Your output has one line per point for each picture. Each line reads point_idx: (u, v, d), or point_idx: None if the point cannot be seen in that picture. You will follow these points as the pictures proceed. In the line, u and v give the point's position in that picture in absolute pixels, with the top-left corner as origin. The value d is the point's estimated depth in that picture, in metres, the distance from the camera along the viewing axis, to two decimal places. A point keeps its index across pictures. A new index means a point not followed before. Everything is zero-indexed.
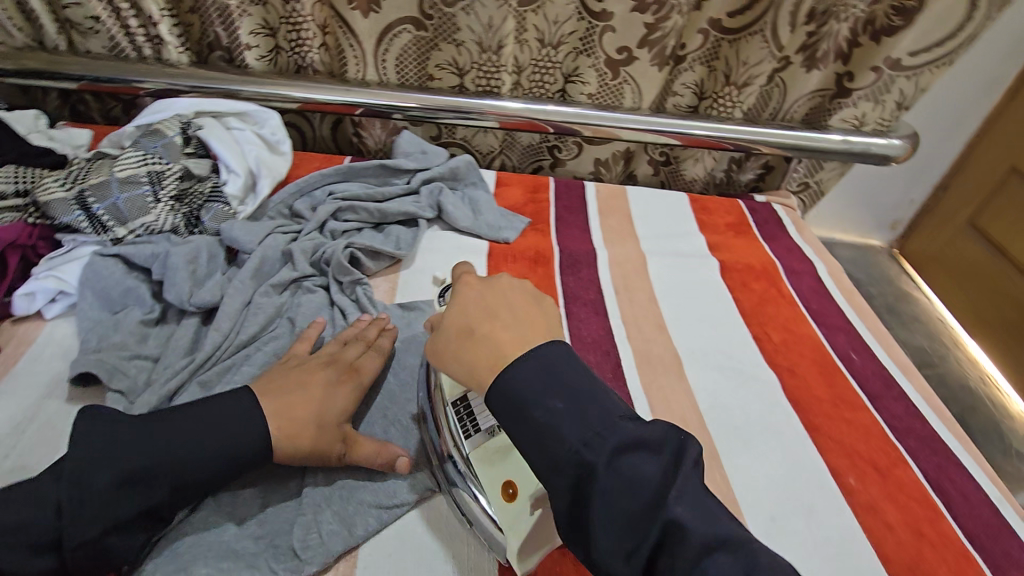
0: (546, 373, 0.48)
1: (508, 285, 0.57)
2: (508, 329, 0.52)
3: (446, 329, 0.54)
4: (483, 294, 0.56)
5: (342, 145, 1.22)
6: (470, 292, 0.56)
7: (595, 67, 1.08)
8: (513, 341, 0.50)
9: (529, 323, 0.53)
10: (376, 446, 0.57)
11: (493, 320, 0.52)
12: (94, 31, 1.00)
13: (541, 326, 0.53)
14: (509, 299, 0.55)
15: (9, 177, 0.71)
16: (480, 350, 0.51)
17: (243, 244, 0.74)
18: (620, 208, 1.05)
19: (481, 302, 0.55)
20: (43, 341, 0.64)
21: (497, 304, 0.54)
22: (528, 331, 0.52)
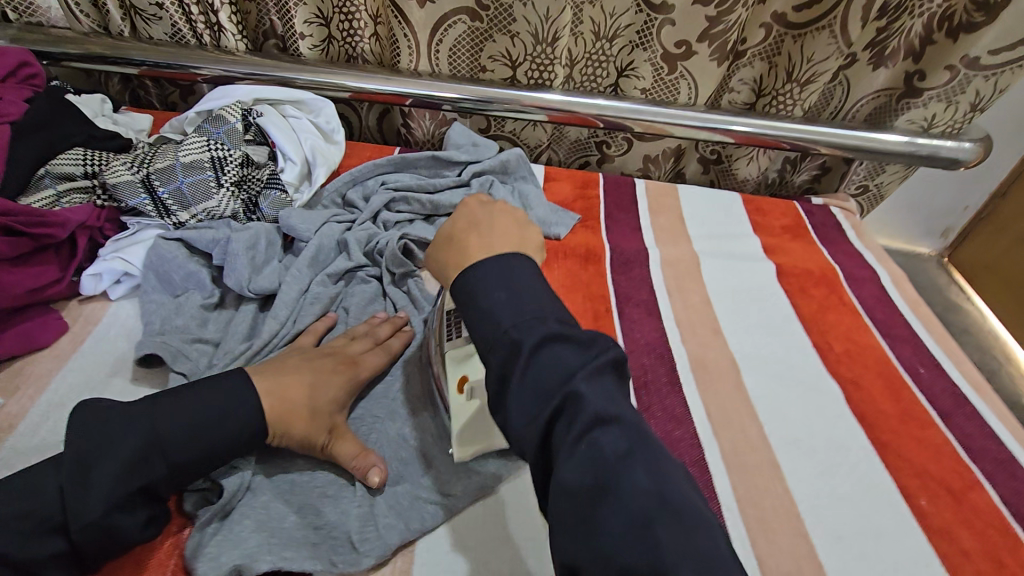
0: (503, 275, 0.46)
1: (503, 207, 0.56)
2: (485, 239, 0.51)
3: (435, 239, 0.55)
4: (478, 211, 0.55)
5: (388, 135, 1.22)
6: (465, 212, 0.55)
7: (651, 61, 1.05)
8: (486, 248, 0.50)
9: (510, 240, 0.52)
10: (357, 449, 0.55)
11: (475, 230, 0.52)
12: (158, 17, 1.02)
13: (520, 243, 0.52)
14: (498, 216, 0.54)
15: (78, 161, 0.72)
16: (454, 251, 0.51)
17: (299, 232, 0.74)
18: (671, 207, 1.03)
19: (473, 219, 0.54)
20: (109, 321, 0.66)
21: (485, 219, 0.54)
22: (503, 243, 0.51)
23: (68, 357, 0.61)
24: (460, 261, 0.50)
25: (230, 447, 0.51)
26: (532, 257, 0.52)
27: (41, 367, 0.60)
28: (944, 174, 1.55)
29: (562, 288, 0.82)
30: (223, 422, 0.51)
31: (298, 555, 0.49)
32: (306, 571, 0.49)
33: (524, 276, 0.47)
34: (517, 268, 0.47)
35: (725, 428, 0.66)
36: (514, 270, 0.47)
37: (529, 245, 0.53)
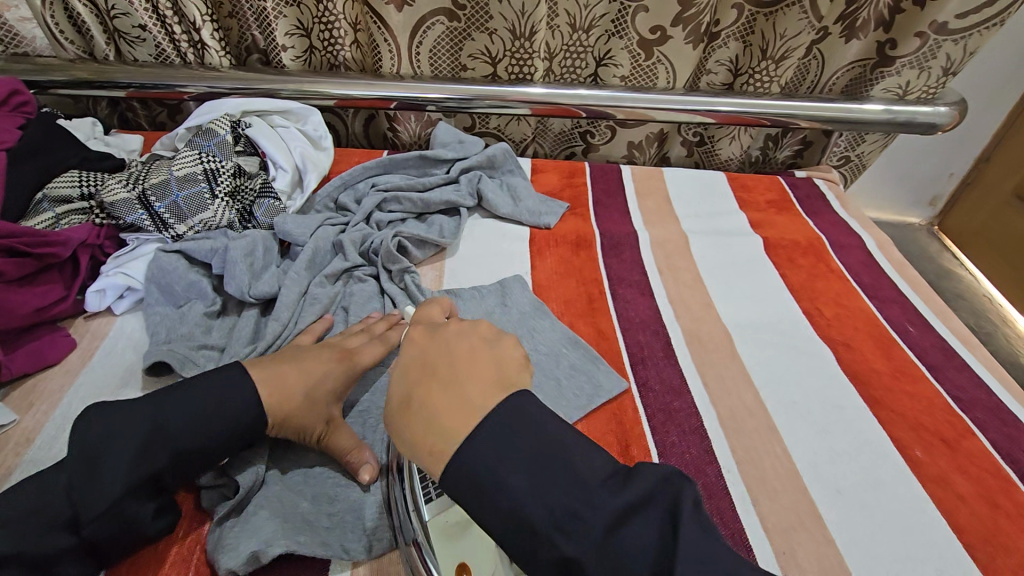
0: (508, 437, 0.40)
1: (454, 334, 0.47)
2: (452, 397, 0.42)
3: (390, 398, 0.45)
4: (428, 345, 0.46)
5: (375, 140, 1.24)
6: (412, 347, 0.47)
7: (628, 49, 1.07)
8: (458, 411, 0.41)
9: (482, 381, 0.43)
10: (353, 442, 0.57)
11: (437, 382, 0.43)
12: (141, 39, 1.03)
13: (495, 378, 0.44)
14: (455, 353, 0.45)
15: (74, 182, 0.74)
16: (423, 422, 0.41)
17: (295, 237, 0.76)
18: (657, 189, 1.05)
19: (425, 361, 0.45)
20: (115, 335, 0.67)
21: (440, 360, 0.44)
22: (476, 393, 0.42)
23: (79, 372, 0.63)
24: (433, 441, 0.41)
25: (233, 437, 0.52)
26: (514, 381, 0.44)
27: (53, 383, 0.62)
28: (926, 141, 1.57)
29: (556, 274, 0.84)
30: (225, 416, 0.52)
31: (315, 542, 0.50)
32: (324, 556, 0.50)
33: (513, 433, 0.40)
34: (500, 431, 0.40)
35: (721, 395, 0.68)
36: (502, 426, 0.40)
37: (502, 365, 0.45)
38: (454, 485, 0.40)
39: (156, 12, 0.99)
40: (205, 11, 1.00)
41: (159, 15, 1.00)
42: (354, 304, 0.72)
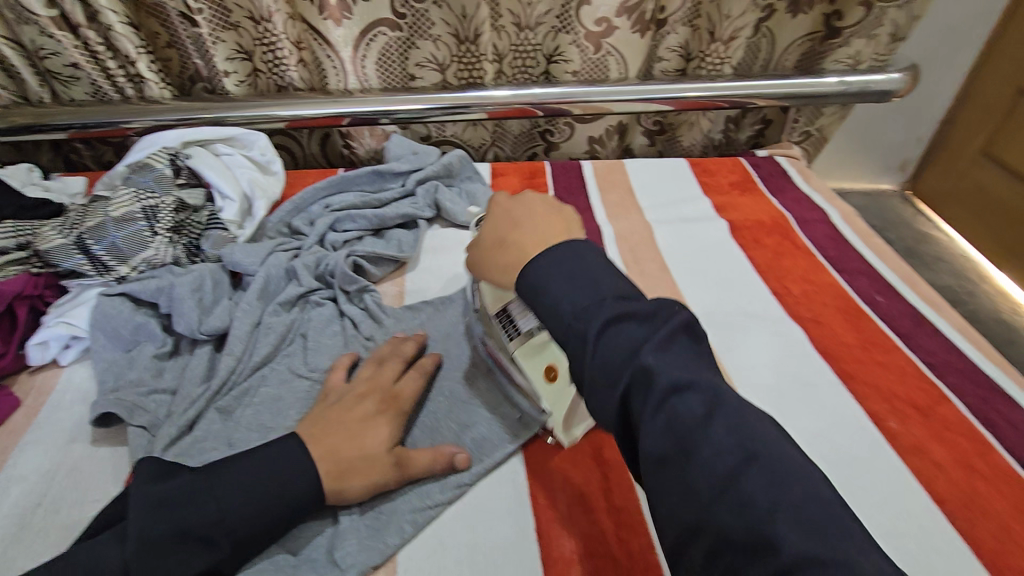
0: (569, 254, 0.47)
1: (531, 199, 0.58)
2: (532, 234, 0.53)
3: (480, 246, 0.56)
4: (508, 205, 0.58)
5: (333, 159, 1.21)
6: (497, 209, 0.58)
7: (577, 44, 1.06)
8: (530, 245, 0.51)
9: (546, 228, 0.53)
10: (412, 468, 0.55)
11: (517, 227, 0.54)
12: (76, 78, 1.01)
13: (561, 224, 0.54)
14: (532, 208, 0.56)
15: (9, 233, 0.71)
16: (508, 256, 0.53)
17: (244, 266, 0.73)
18: (619, 181, 1.04)
19: (509, 217, 0.56)
20: (63, 387, 0.64)
21: (520, 212, 0.56)
22: (549, 233, 0.52)
23: (25, 431, 0.60)
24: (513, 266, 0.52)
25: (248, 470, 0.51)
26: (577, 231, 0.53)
27: None
28: (886, 108, 1.58)
29: None
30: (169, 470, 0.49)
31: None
32: None
33: (573, 258, 0.47)
34: (564, 252, 0.47)
35: None
36: (561, 247, 0.48)
37: (568, 223, 0.54)
38: (527, 294, 0.48)
39: (89, 49, 0.96)
40: (140, 43, 0.97)
41: (91, 51, 0.97)
42: (312, 330, 0.69)
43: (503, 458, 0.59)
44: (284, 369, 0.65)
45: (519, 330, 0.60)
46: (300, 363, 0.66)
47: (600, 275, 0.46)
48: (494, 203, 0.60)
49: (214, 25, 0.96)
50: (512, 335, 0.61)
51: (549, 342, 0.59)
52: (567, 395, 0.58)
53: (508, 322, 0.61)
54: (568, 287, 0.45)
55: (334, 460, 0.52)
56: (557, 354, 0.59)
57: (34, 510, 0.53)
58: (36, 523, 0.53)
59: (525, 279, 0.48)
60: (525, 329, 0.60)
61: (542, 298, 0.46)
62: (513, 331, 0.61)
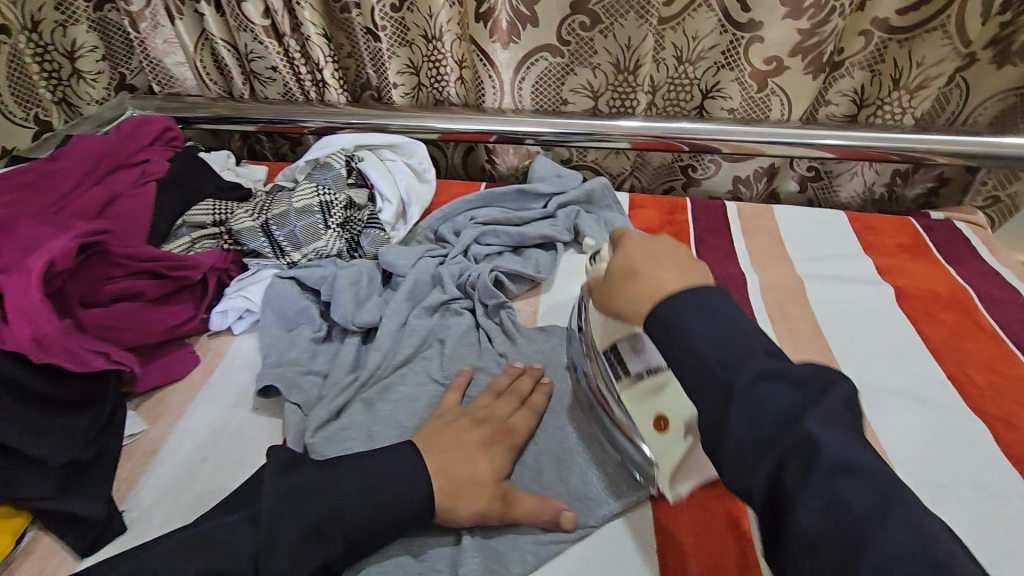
0: (707, 308, 0.45)
1: (670, 241, 0.56)
2: (672, 273, 0.50)
3: (610, 271, 0.55)
4: (642, 242, 0.56)
5: (473, 172, 1.25)
6: (630, 244, 0.55)
7: (739, 81, 1.02)
8: (669, 279, 0.49)
9: (687, 273, 0.50)
10: (538, 501, 0.55)
11: (659, 264, 0.52)
12: (272, 80, 1.14)
13: (706, 276, 0.50)
14: (674, 252, 0.54)
15: (208, 212, 0.81)
16: (642, 286, 0.50)
17: (397, 267, 0.78)
18: (766, 227, 0.98)
19: (640, 254, 0.54)
20: (233, 354, 0.72)
21: (663, 252, 0.53)
22: (685, 274, 0.50)
23: (199, 388, 0.67)
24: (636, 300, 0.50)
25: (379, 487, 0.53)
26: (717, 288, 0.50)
27: (178, 397, 0.66)
28: None
29: None
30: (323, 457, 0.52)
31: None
32: None
33: (711, 303, 0.46)
34: (699, 295, 0.46)
35: None
36: (698, 292, 0.46)
37: (700, 268, 0.52)
38: (654, 327, 0.47)
39: (287, 55, 1.09)
40: (329, 52, 1.08)
41: (289, 57, 1.09)
42: (451, 337, 0.72)
43: (631, 504, 0.57)
44: (422, 372, 0.68)
45: (628, 371, 0.60)
46: (437, 369, 0.69)
47: (734, 323, 0.44)
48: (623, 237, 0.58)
49: (393, 42, 1.05)
50: (620, 376, 0.60)
51: (664, 387, 0.58)
52: (681, 448, 0.55)
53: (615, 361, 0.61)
54: (694, 320, 0.45)
55: (466, 480, 0.54)
56: (672, 403, 0.57)
57: (202, 461, 0.60)
58: (203, 474, 0.59)
59: (655, 313, 0.47)
60: (634, 371, 0.59)
61: (671, 333, 0.45)
62: (622, 372, 0.60)
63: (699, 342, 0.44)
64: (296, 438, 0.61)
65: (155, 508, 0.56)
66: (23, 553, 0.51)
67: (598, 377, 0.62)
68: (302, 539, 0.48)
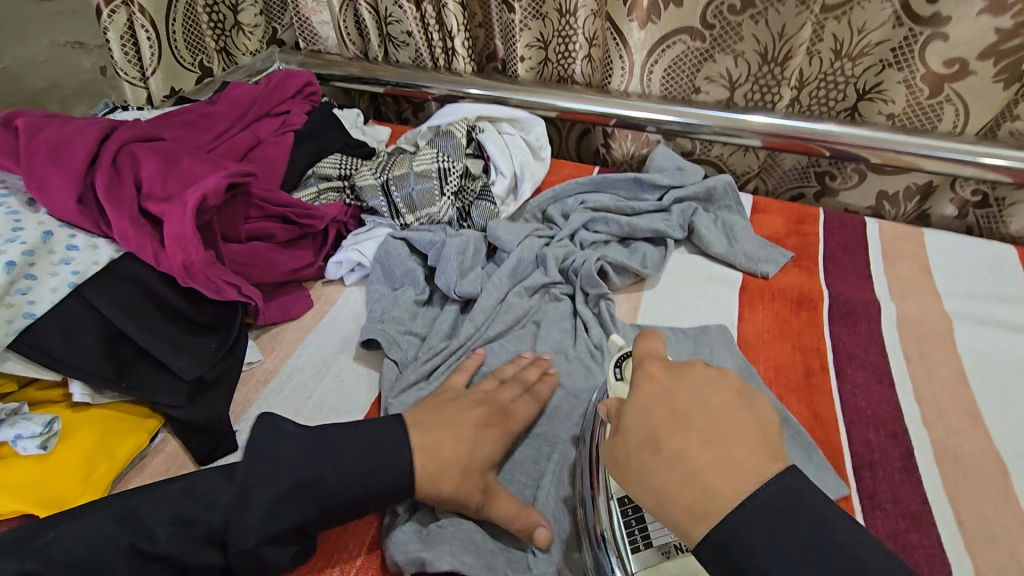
0: (774, 516, 0.35)
1: (696, 376, 0.43)
2: (718, 450, 0.38)
3: (624, 434, 0.41)
4: (671, 389, 0.42)
5: (586, 155, 1.22)
6: (656, 394, 0.42)
7: (907, 83, 0.90)
8: (725, 479, 0.37)
9: (743, 444, 0.38)
10: (516, 509, 0.51)
11: (688, 431, 0.39)
12: (406, 43, 1.17)
13: (759, 442, 0.39)
14: (706, 402, 0.41)
15: (336, 165, 0.85)
16: (678, 482, 0.38)
17: (503, 243, 0.78)
18: (913, 252, 0.86)
19: (668, 402, 0.41)
20: (342, 303, 0.76)
21: (690, 407, 0.40)
22: (740, 457, 0.38)
23: (310, 330, 0.72)
24: (680, 502, 0.37)
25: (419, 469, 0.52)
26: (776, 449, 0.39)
27: (290, 335, 0.71)
28: None
29: (767, 333, 0.74)
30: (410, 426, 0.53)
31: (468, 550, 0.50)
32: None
33: (768, 514, 0.35)
34: (764, 506, 0.35)
35: (985, 544, 0.53)
36: (764, 508, 0.35)
37: (755, 425, 0.40)
38: (712, 557, 0.36)
39: (423, 20, 1.10)
40: (462, 20, 1.07)
41: (424, 22, 1.11)
42: (546, 321, 0.71)
43: None
44: (514, 351, 0.68)
45: (650, 542, 0.47)
46: (529, 350, 0.68)
47: (795, 508, 0.36)
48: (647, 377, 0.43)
49: (527, 13, 1.03)
50: (637, 546, 0.47)
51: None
52: None
53: (637, 526, 0.48)
54: (752, 537, 0.35)
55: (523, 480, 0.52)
56: None
57: (307, 399, 0.64)
58: (306, 411, 0.63)
59: (712, 539, 0.36)
60: (660, 545, 0.46)
61: (734, 561, 0.35)
62: (642, 542, 0.47)
63: (759, 572, 0.34)
64: (388, 395, 0.63)
65: None
66: (153, 452, 0.58)
67: (604, 523, 0.49)
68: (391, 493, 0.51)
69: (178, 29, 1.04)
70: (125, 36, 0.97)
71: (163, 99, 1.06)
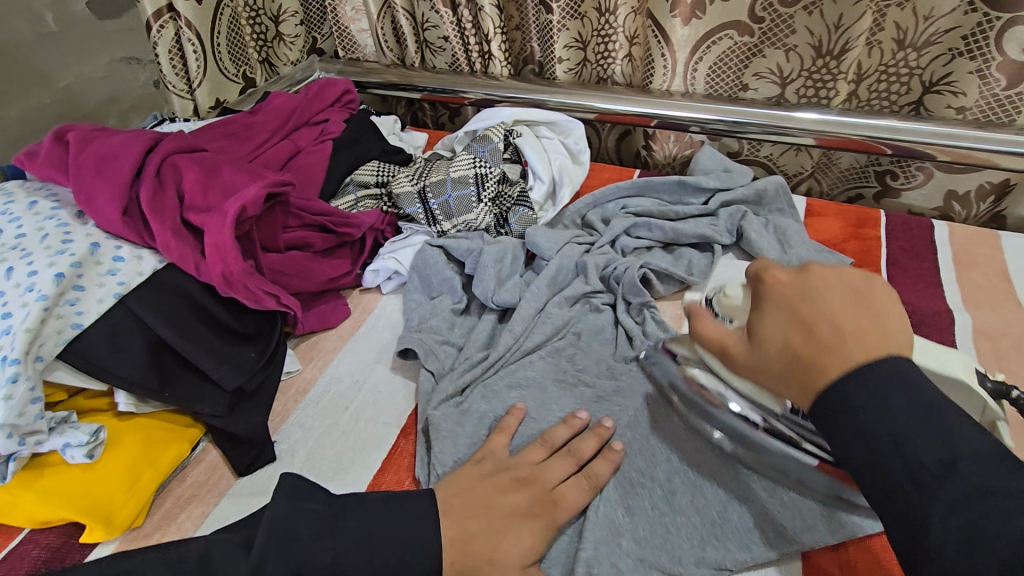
0: (907, 386, 0.37)
1: (823, 274, 0.46)
2: (848, 331, 0.41)
3: (763, 323, 0.46)
4: (794, 285, 0.46)
5: (625, 158, 1.18)
6: (777, 290, 0.47)
7: (979, 73, 0.83)
8: (850, 344, 0.40)
9: (865, 328, 0.41)
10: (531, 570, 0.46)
11: (826, 306, 0.43)
12: (442, 49, 1.16)
13: (888, 339, 0.41)
14: (833, 288, 0.45)
15: (373, 172, 0.84)
16: (812, 358, 0.41)
17: (542, 249, 0.76)
18: (989, 258, 0.79)
19: (803, 296, 0.45)
20: (379, 312, 0.75)
21: (820, 291, 0.45)
22: (869, 333, 0.41)
23: (348, 338, 0.72)
24: (800, 367, 0.42)
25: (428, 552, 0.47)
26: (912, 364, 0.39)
27: (328, 344, 0.71)
28: None
29: None
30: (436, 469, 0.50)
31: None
32: None
33: (891, 387, 0.37)
34: (893, 377, 0.38)
35: None
36: (882, 378, 0.38)
37: (880, 312, 0.43)
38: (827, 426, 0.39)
39: (460, 26, 1.09)
40: (499, 23, 1.06)
41: (460, 27, 1.10)
42: (587, 333, 0.68)
43: (775, 557, 0.50)
44: (553, 362, 0.65)
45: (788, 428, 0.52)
46: (569, 362, 0.65)
47: (931, 408, 0.36)
48: (767, 283, 0.48)
49: (565, 13, 1.00)
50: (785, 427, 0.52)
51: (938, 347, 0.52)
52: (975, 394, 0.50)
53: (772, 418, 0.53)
54: (866, 400, 0.37)
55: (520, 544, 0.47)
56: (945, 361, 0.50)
57: (343, 411, 0.63)
58: (342, 425, 0.62)
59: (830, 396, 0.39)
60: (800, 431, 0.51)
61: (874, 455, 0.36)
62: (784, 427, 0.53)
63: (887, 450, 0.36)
64: (426, 407, 0.61)
65: (300, 445, 0.60)
66: (194, 461, 0.58)
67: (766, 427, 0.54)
68: None
69: (223, 41, 1.06)
70: (173, 50, 1.00)
71: (208, 110, 1.08)
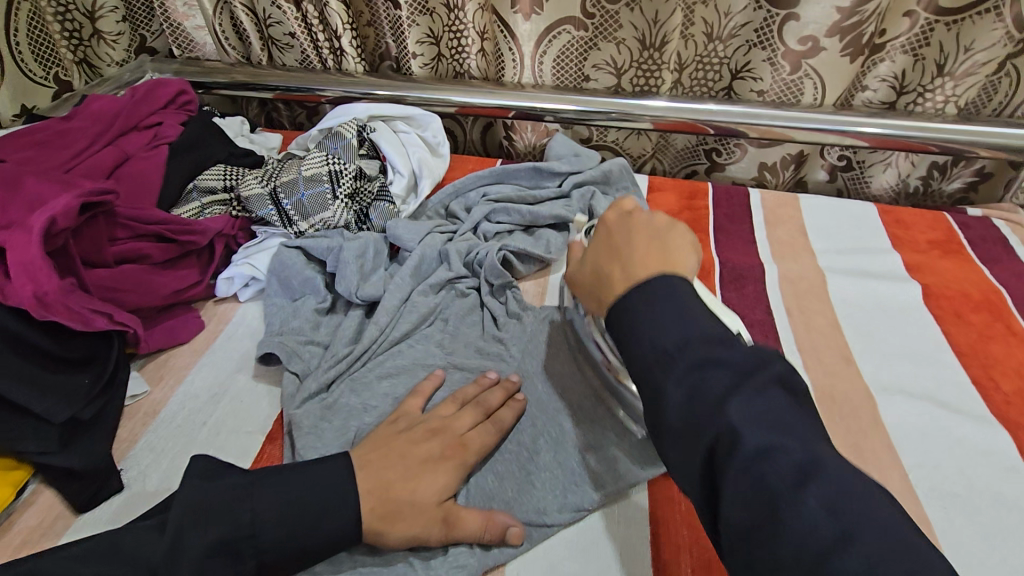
0: (673, 301, 0.43)
1: (642, 218, 0.54)
2: (637, 257, 0.49)
3: (587, 261, 0.55)
4: (617, 224, 0.54)
5: (490, 148, 1.22)
6: (604, 226, 0.55)
7: (771, 61, 0.97)
8: (639, 266, 0.49)
9: (654, 254, 0.49)
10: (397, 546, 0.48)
11: (634, 240, 0.51)
12: (290, 46, 1.12)
13: (668, 259, 0.49)
14: (644, 229, 0.53)
15: (219, 175, 0.80)
16: (612, 277, 0.49)
17: (404, 241, 0.77)
18: (792, 217, 0.93)
19: (619, 232, 0.53)
20: (238, 321, 0.72)
21: (637, 232, 0.52)
22: (657, 258, 0.49)
23: (203, 352, 0.68)
24: (603, 281, 0.51)
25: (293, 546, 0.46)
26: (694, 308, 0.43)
27: (181, 360, 0.67)
28: None
29: None
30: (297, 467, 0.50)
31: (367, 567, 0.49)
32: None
33: (665, 300, 0.44)
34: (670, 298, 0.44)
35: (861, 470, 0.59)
36: (652, 288, 0.45)
37: (678, 249, 0.51)
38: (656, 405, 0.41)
39: (306, 22, 1.06)
40: (347, 19, 1.04)
41: (307, 24, 1.06)
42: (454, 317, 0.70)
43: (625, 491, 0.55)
44: (419, 349, 0.67)
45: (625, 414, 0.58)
46: (435, 347, 0.67)
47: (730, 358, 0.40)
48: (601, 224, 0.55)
49: (412, 9, 1.01)
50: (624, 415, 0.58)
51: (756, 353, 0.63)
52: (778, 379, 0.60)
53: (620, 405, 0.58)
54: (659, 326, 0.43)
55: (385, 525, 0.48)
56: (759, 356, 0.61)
57: (200, 426, 0.60)
58: (201, 440, 0.59)
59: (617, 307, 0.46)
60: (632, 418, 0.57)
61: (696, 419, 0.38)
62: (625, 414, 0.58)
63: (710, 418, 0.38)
64: (291, 407, 0.60)
65: (152, 468, 0.56)
66: (23, 505, 0.53)
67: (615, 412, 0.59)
68: (265, 568, 0.46)
69: (25, 41, 0.94)
70: None
71: (15, 119, 0.95)
